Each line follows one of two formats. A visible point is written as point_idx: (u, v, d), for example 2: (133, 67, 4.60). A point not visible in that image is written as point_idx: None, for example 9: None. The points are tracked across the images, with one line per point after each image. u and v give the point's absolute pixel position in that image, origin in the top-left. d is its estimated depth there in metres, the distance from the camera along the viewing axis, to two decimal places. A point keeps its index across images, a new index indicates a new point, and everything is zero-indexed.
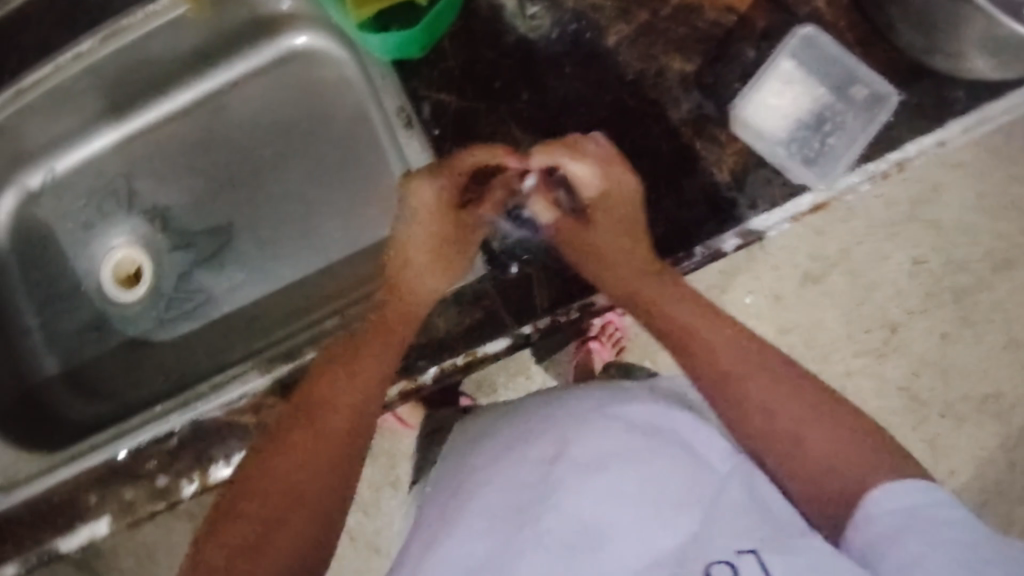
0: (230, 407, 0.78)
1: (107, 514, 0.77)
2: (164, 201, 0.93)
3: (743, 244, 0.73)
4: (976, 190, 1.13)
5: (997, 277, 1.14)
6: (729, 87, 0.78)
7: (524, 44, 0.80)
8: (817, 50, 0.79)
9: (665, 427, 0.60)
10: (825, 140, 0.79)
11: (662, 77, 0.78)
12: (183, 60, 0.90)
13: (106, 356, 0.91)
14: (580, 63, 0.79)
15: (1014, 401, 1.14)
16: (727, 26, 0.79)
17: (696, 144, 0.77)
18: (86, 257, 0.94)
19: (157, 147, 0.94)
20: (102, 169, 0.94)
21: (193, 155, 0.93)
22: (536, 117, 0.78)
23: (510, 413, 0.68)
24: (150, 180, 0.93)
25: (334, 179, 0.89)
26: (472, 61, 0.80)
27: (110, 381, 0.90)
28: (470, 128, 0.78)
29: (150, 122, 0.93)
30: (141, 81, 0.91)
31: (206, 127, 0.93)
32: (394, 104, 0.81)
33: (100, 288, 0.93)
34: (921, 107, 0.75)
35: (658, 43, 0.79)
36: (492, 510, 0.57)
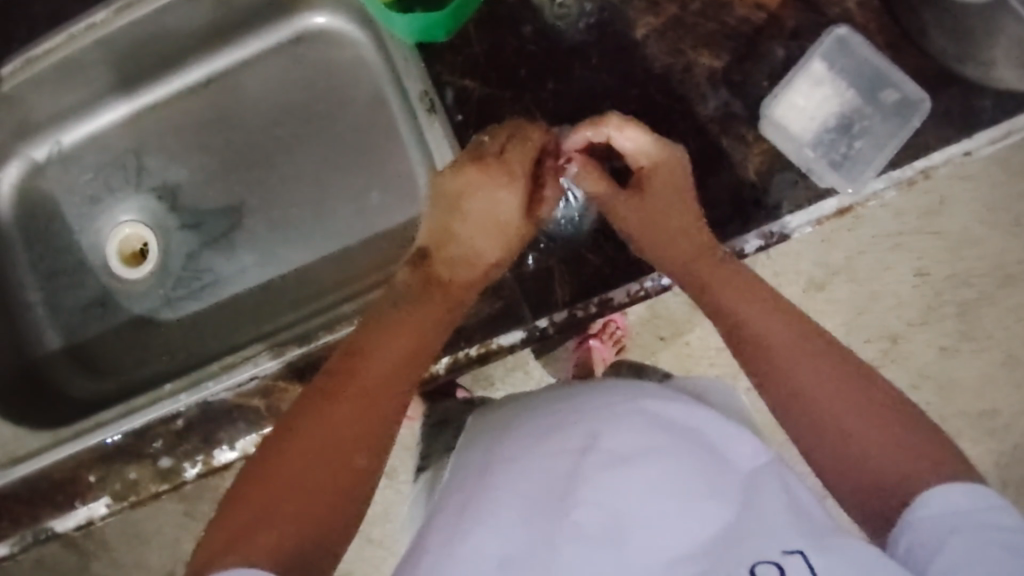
0: (239, 390, 0.76)
1: (107, 494, 0.76)
2: (174, 178, 0.91)
3: (765, 245, 0.72)
4: (985, 205, 1.12)
5: (1000, 292, 1.13)
6: (758, 85, 0.75)
7: (550, 33, 0.78)
8: (851, 52, 0.76)
9: (693, 426, 0.59)
10: (852, 144, 0.78)
11: (689, 73, 0.76)
12: (197, 36, 0.88)
13: (110, 333, 0.90)
14: (607, 55, 0.77)
15: (1010, 418, 1.14)
16: (757, 24, 0.76)
17: (722, 142, 0.74)
18: (92, 231, 0.92)
19: (168, 123, 0.92)
20: (111, 143, 0.92)
21: (205, 132, 0.91)
22: (561, 108, 0.77)
23: (523, 409, 0.67)
24: (160, 157, 0.92)
25: (348, 164, 0.88)
26: (498, 47, 0.78)
27: (114, 359, 0.89)
28: (494, 116, 0.77)
29: (162, 97, 0.92)
30: (153, 56, 0.88)
31: (220, 105, 0.91)
32: (417, 88, 0.80)
33: (105, 264, 0.92)
34: (949, 115, 0.73)
35: (686, 38, 0.76)
36: (522, 499, 0.56)
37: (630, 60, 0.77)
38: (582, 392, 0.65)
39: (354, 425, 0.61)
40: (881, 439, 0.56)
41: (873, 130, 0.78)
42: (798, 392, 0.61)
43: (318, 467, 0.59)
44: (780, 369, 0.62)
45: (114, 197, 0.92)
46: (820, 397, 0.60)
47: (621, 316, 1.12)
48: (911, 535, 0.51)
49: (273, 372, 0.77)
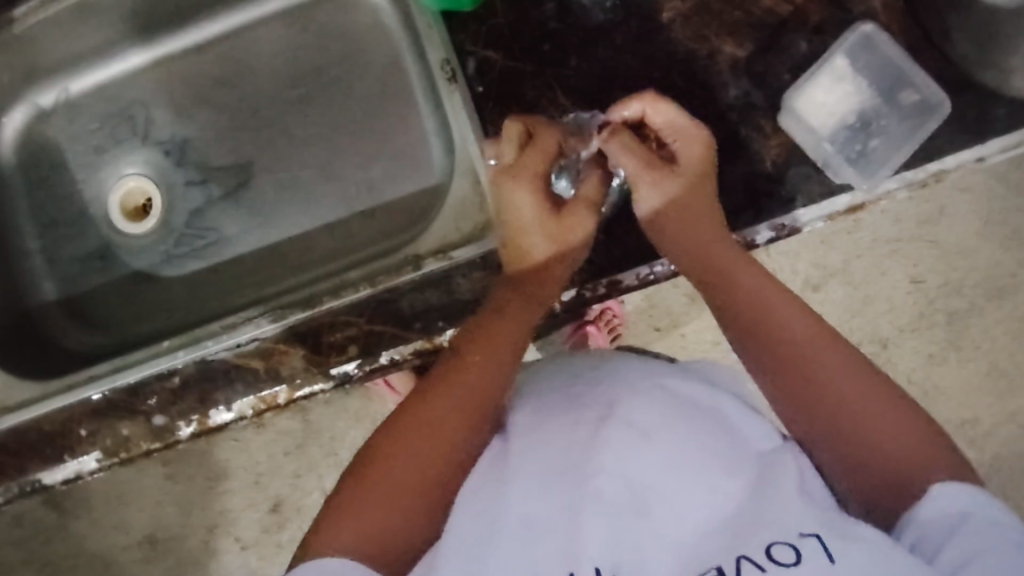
0: (238, 351, 0.75)
1: (98, 449, 0.75)
2: (182, 133, 0.90)
3: (776, 237, 0.72)
4: (983, 217, 1.12)
5: (990, 304, 1.14)
6: (779, 78, 0.75)
7: (574, 10, 0.77)
8: (874, 49, 0.76)
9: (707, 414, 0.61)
10: (868, 142, 0.78)
11: (712, 62, 0.75)
12: None
13: (108, 286, 0.89)
14: (632, 36, 0.76)
15: (991, 428, 1.15)
16: (781, 16, 0.76)
17: (741, 131, 0.74)
18: (94, 182, 0.91)
19: (179, 77, 0.91)
20: (120, 93, 0.91)
21: (216, 89, 0.90)
22: (581, 87, 0.76)
23: (533, 380, 0.70)
24: (168, 111, 0.90)
25: (361, 129, 0.87)
26: (522, 21, 0.77)
27: (111, 312, 0.88)
28: (515, 90, 0.76)
29: (175, 50, 0.90)
30: (170, 7, 0.88)
31: (233, 61, 0.90)
32: (436, 56, 0.77)
33: (107, 217, 0.90)
34: (964, 118, 0.72)
35: (711, 25, 0.75)
36: (533, 471, 0.58)
37: (654, 44, 0.76)
38: (602, 367, 0.67)
39: (443, 422, 0.61)
40: (874, 429, 0.59)
41: (888, 130, 0.78)
42: (808, 380, 0.62)
43: (405, 464, 0.59)
44: (795, 360, 0.63)
45: (118, 148, 0.91)
46: (830, 383, 0.61)
47: (618, 305, 1.12)
48: (914, 528, 0.53)
49: (273, 334, 0.76)
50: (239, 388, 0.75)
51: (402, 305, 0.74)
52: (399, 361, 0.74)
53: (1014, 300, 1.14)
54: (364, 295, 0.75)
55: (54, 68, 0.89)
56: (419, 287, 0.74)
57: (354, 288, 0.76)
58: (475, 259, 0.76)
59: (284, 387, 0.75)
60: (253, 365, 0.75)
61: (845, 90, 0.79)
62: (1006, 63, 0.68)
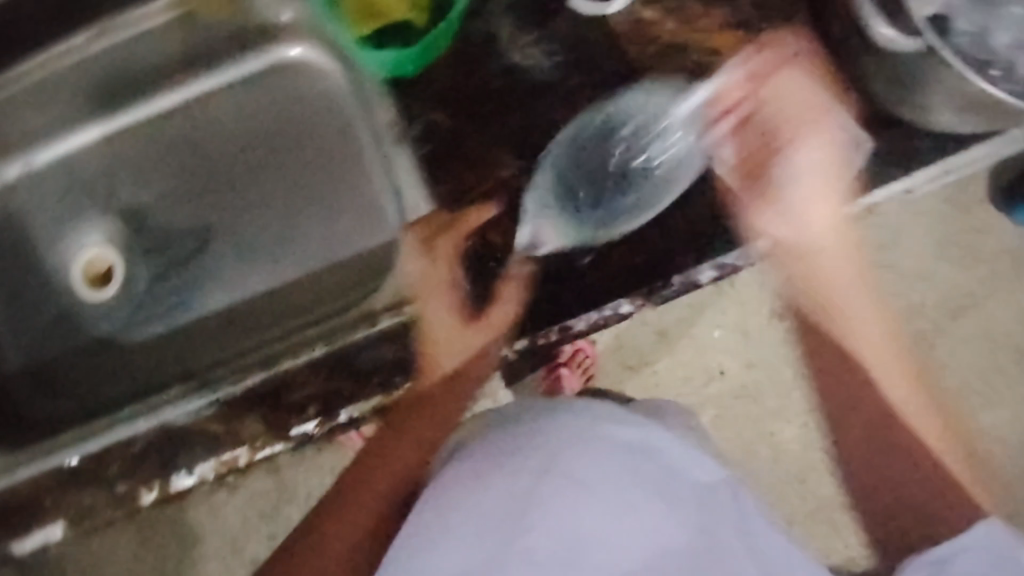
0: (195, 416, 0.76)
1: (62, 519, 0.76)
2: (141, 200, 0.91)
3: (719, 276, 0.75)
4: (936, 239, 1.15)
5: (952, 324, 1.15)
6: (709, 122, 0.78)
7: (513, 68, 0.79)
8: (797, 95, 0.79)
9: (647, 456, 0.67)
10: (799, 180, 0.80)
11: (649, 112, 0.78)
12: (172, 63, 0.90)
13: (70, 353, 0.89)
14: (570, 93, 0.78)
15: (967, 446, 1.14)
16: (710, 67, 0.78)
17: (678, 176, 0.77)
18: (56, 253, 0.92)
19: (137, 146, 0.92)
20: (80, 164, 0.92)
21: (174, 155, 0.92)
22: (525, 143, 0.78)
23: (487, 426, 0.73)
24: (128, 179, 0.92)
25: (317, 192, 0.89)
26: (465, 82, 0.79)
27: (74, 380, 0.88)
28: (462, 149, 0.78)
29: (134, 120, 0.92)
30: (127, 81, 0.90)
31: (191, 130, 0.92)
32: (384, 118, 0.81)
33: (70, 286, 0.91)
34: (890, 155, 0.76)
35: (645, 79, 0.78)
36: (484, 522, 0.64)
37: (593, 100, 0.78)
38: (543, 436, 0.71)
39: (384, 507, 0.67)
40: None
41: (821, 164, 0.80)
42: None
43: None
44: None
45: (79, 218, 0.92)
46: None
47: (588, 346, 1.13)
48: None
49: (230, 398, 0.75)
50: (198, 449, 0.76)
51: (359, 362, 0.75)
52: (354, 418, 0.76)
53: (975, 319, 1.15)
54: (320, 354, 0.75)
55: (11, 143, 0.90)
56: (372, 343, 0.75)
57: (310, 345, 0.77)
58: (428, 312, 0.75)
59: (245, 449, 0.76)
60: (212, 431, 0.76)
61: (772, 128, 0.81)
62: (923, 99, 0.71)
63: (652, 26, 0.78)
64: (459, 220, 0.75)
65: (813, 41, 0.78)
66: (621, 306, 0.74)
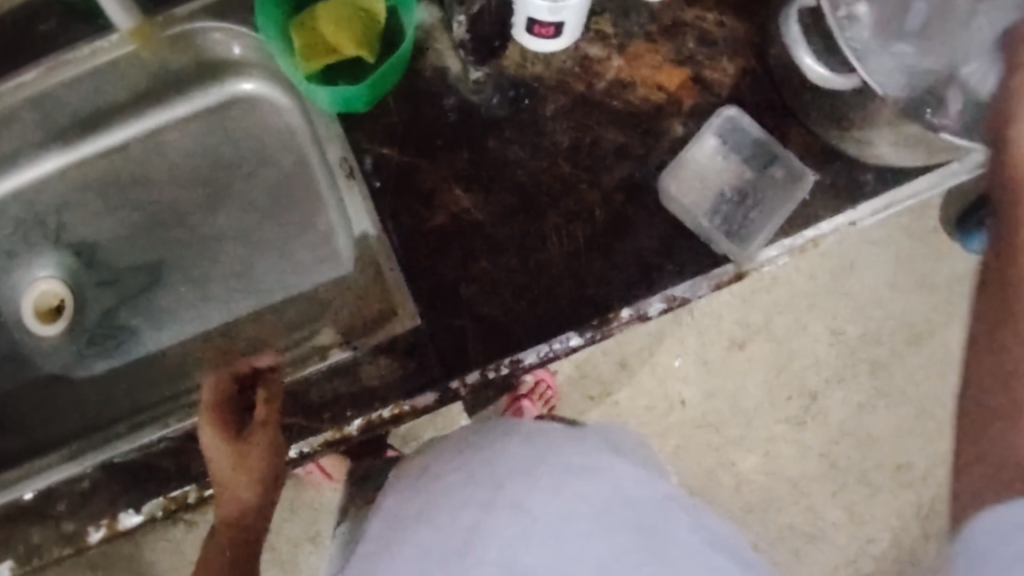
0: (146, 450, 0.76)
1: (9, 557, 0.75)
2: (93, 235, 0.91)
3: (668, 308, 0.75)
4: (891, 267, 1.16)
5: (909, 349, 1.17)
6: (657, 158, 0.79)
7: (462, 101, 0.80)
8: (741, 130, 0.80)
9: (601, 496, 0.68)
10: (747, 213, 0.81)
11: (598, 149, 0.79)
12: (126, 99, 0.91)
13: (21, 389, 0.88)
14: (519, 126, 0.79)
15: (926, 469, 1.17)
16: (657, 102, 0.80)
17: (627, 210, 0.78)
18: (8, 286, 0.91)
19: (90, 181, 0.92)
20: (35, 201, 0.92)
21: (127, 189, 0.91)
22: (476, 177, 0.79)
23: (443, 457, 0.74)
24: (80, 214, 0.91)
25: (270, 226, 0.89)
26: (416, 117, 0.80)
27: (24, 418, 0.87)
28: (411, 183, 0.79)
29: (86, 156, 0.92)
30: (81, 117, 0.90)
31: (143, 165, 0.92)
32: (337, 154, 0.80)
33: (20, 321, 0.90)
34: (834, 187, 0.77)
35: (594, 114, 0.79)
36: (429, 551, 0.65)
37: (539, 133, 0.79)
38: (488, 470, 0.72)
39: None
40: None
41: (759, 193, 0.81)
42: None
43: None
44: None
45: (32, 254, 0.91)
46: None
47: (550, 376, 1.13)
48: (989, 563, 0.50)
49: (181, 432, 0.76)
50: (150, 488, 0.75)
51: (311, 397, 0.73)
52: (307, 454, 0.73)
53: (931, 344, 1.16)
54: None
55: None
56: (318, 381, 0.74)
57: None
58: (379, 346, 0.74)
59: (194, 485, 0.75)
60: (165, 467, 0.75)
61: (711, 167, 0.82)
62: (864, 131, 0.73)
63: (599, 62, 0.80)
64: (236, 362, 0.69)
65: (755, 78, 0.80)
66: (571, 339, 0.75)
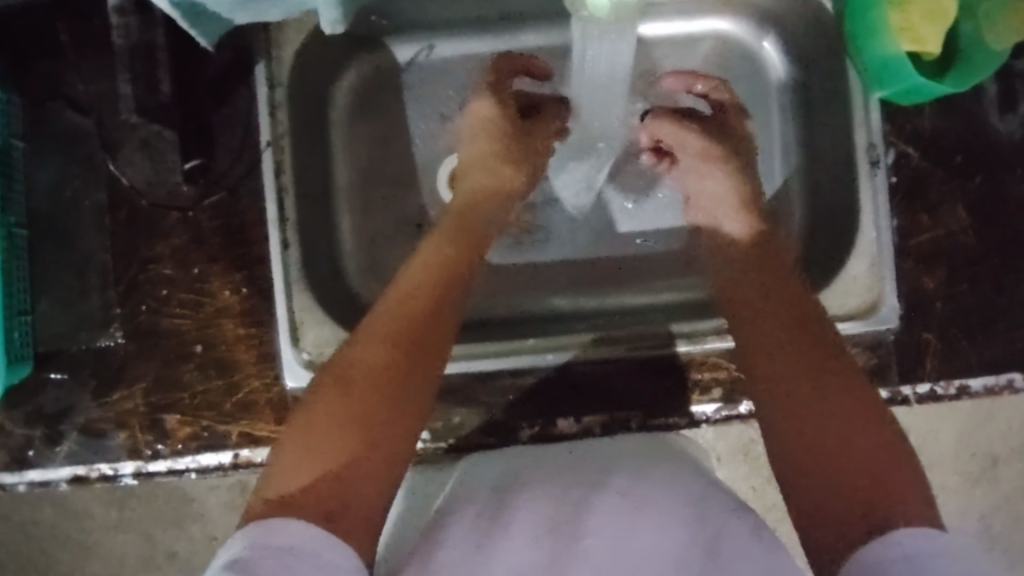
0: (459, 433, 0.72)
1: (126, 453, 0.73)
2: (297, 272, 0.70)
3: (869, 328, 0.69)
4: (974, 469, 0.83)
5: None
6: (936, 179, 0.72)
7: (981, 125, 0.72)
8: (1004, 140, 0.72)
9: (691, 529, 0.55)
10: (1014, 215, 0.72)
11: (971, 259, 0.71)
12: (532, 28, 0.79)
13: (237, 404, 0.72)
14: (936, 160, 0.72)
15: None
16: (961, 181, 0.72)
17: (925, 273, 0.71)
18: (234, 335, 0.73)
19: (355, 212, 0.77)
20: (317, 221, 0.74)
21: (395, 214, 0.78)
22: (903, 220, 0.72)
23: (668, 450, 0.65)
24: (300, 258, 0.71)
25: (537, 294, 0.78)
26: (914, 137, 0.72)
27: (92, 430, 0.72)
28: (915, 207, 0.71)
29: (349, 167, 0.78)
30: (477, 60, 0.79)
31: (385, 200, 0.78)
32: (766, 128, 0.78)
33: (212, 360, 0.72)
34: (1015, 318, 0.71)
35: (957, 161, 0.72)
36: (549, 516, 0.56)
37: (1007, 228, 0.72)
38: (918, 493, 0.51)
39: (331, 450, 0.54)
40: (844, 430, 0.55)
41: (1005, 481, 0.79)
42: (815, 430, 0.55)
43: (304, 460, 0.53)
44: (807, 405, 0.57)
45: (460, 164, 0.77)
46: (823, 408, 0.56)
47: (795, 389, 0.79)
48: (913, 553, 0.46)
49: (467, 374, 0.72)
50: (607, 415, 0.72)
51: (717, 377, 0.72)
52: (717, 419, 0.73)
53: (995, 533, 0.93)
54: (594, 361, 0.72)
55: (496, 19, 0.79)
56: (682, 337, 0.71)
57: (587, 363, 0.72)
58: None
59: (498, 427, 0.72)
60: (591, 409, 0.72)
61: (964, 411, 0.77)
62: None
63: (973, 99, 0.72)
64: (256, 312, 0.73)
65: (982, 179, 0.72)
66: (919, 385, 0.71)
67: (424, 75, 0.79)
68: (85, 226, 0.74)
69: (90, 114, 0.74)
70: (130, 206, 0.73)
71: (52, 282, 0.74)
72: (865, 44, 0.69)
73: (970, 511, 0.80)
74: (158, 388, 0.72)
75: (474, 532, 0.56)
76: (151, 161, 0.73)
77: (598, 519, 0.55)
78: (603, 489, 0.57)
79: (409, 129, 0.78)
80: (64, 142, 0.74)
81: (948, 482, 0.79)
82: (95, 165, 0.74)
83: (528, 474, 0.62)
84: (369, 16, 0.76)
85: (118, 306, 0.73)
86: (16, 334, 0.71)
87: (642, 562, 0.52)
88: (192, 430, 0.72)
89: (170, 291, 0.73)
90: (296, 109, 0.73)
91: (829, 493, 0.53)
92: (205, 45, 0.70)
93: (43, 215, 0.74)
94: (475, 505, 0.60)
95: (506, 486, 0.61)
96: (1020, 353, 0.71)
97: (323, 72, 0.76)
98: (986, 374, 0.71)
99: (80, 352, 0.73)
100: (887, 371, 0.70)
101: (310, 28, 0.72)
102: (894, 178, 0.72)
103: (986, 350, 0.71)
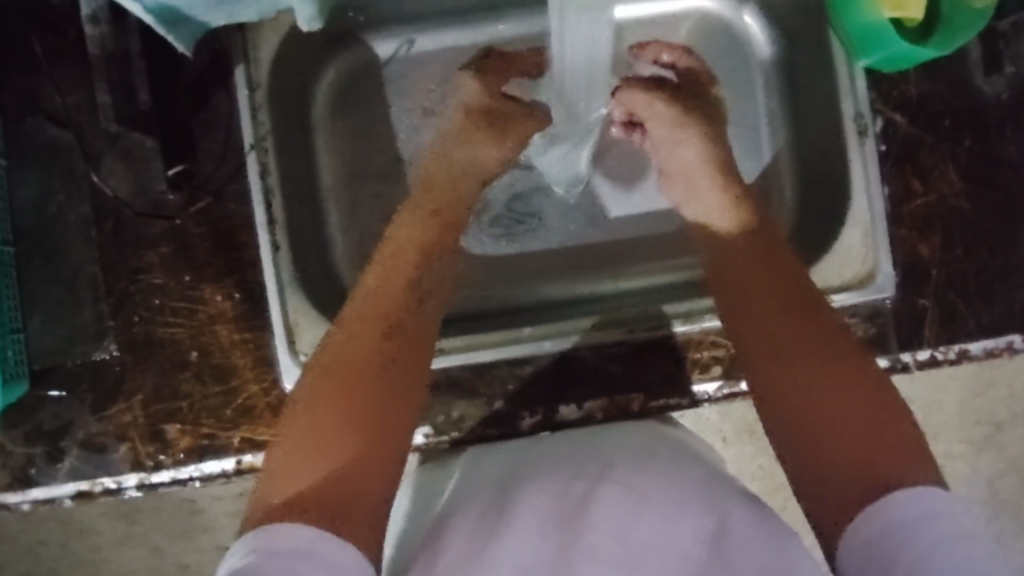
0: (460, 426, 0.72)
1: (127, 466, 0.72)
2: (289, 273, 0.70)
3: (866, 296, 0.68)
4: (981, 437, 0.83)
5: None
6: (925, 144, 0.71)
7: (966, 88, 0.72)
8: (991, 101, 0.72)
9: (694, 518, 0.54)
10: (1006, 176, 0.71)
11: (965, 222, 0.71)
12: (511, 17, 0.79)
13: (236, 410, 0.72)
14: (924, 125, 0.72)
15: None
16: (950, 145, 0.71)
17: (919, 238, 0.71)
18: (230, 340, 0.72)
19: (345, 212, 0.77)
20: (305, 222, 0.74)
21: (384, 211, 0.77)
22: (894, 187, 0.71)
23: (669, 437, 0.65)
24: (290, 259, 0.70)
25: (531, 280, 0.77)
26: (900, 102, 0.72)
27: (91, 445, 0.72)
28: (905, 173, 0.71)
29: (335, 166, 0.77)
30: (457, 51, 0.79)
31: (373, 199, 0.77)
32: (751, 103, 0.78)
33: (209, 367, 0.72)
34: (1012, 280, 0.70)
35: (944, 124, 0.72)
36: (553, 512, 0.55)
37: (999, 190, 0.71)
38: (921, 464, 0.50)
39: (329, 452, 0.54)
40: (846, 404, 0.54)
41: (1011, 447, 0.79)
42: (815, 406, 0.55)
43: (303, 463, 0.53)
44: (807, 379, 0.56)
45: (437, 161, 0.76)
46: (823, 382, 0.56)
47: None
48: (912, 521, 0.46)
49: (466, 366, 0.71)
50: (606, 400, 0.72)
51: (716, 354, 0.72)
52: (719, 397, 0.73)
53: None
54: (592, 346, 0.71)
55: (473, 10, 0.79)
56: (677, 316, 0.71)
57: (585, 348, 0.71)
58: None
59: (500, 418, 0.72)
60: (591, 394, 0.72)
61: (966, 378, 0.76)
62: None
63: (958, 62, 0.72)
64: (250, 316, 0.72)
65: (971, 142, 0.71)
66: (920, 351, 0.70)
67: (405, 70, 0.79)
68: (72, 239, 0.73)
69: (70, 126, 0.74)
70: (116, 217, 0.73)
71: (43, 298, 0.73)
72: (847, 12, 0.68)
73: (976, 480, 0.79)
74: (156, 398, 0.72)
75: (478, 534, 0.55)
76: (134, 170, 0.73)
77: (601, 510, 0.54)
78: (605, 482, 0.57)
79: (392, 124, 0.78)
80: (45, 157, 0.74)
81: (954, 450, 0.78)
82: (78, 177, 0.74)
83: (529, 471, 0.62)
84: (345, 14, 0.76)
85: (111, 319, 0.73)
86: (10, 352, 0.71)
87: (647, 554, 0.52)
88: (192, 440, 0.72)
89: (163, 300, 0.73)
90: (278, 109, 0.72)
91: (834, 470, 0.52)
92: (183, 50, 0.69)
93: (32, 232, 0.74)
94: (478, 506, 0.59)
95: (508, 483, 0.61)
96: (1020, 314, 0.70)
97: (302, 71, 0.76)
98: (987, 337, 0.70)
99: (75, 367, 0.73)
100: (887, 339, 0.70)
101: (285, 27, 0.72)
102: (882, 145, 0.71)
103: (984, 312, 0.70)
